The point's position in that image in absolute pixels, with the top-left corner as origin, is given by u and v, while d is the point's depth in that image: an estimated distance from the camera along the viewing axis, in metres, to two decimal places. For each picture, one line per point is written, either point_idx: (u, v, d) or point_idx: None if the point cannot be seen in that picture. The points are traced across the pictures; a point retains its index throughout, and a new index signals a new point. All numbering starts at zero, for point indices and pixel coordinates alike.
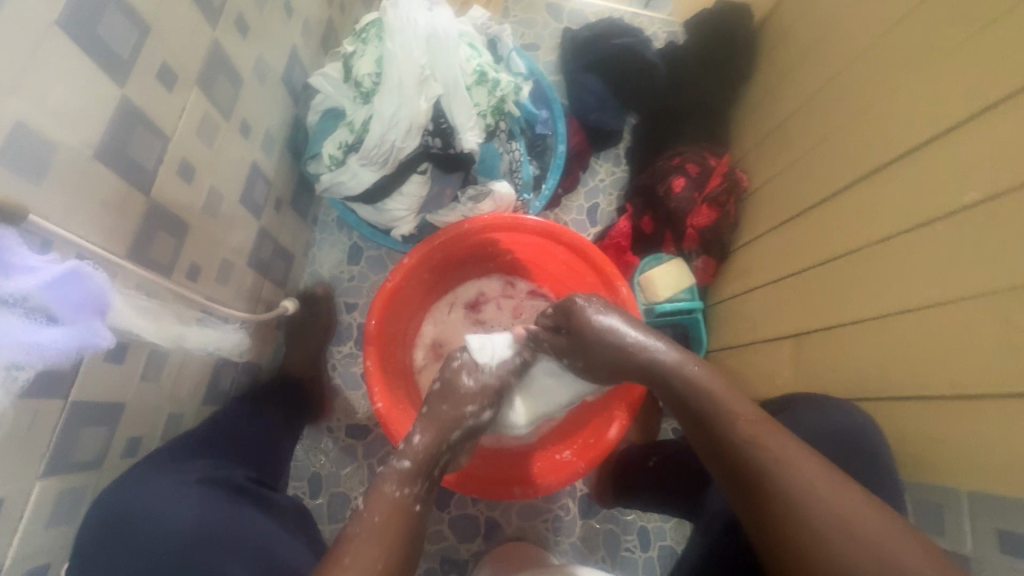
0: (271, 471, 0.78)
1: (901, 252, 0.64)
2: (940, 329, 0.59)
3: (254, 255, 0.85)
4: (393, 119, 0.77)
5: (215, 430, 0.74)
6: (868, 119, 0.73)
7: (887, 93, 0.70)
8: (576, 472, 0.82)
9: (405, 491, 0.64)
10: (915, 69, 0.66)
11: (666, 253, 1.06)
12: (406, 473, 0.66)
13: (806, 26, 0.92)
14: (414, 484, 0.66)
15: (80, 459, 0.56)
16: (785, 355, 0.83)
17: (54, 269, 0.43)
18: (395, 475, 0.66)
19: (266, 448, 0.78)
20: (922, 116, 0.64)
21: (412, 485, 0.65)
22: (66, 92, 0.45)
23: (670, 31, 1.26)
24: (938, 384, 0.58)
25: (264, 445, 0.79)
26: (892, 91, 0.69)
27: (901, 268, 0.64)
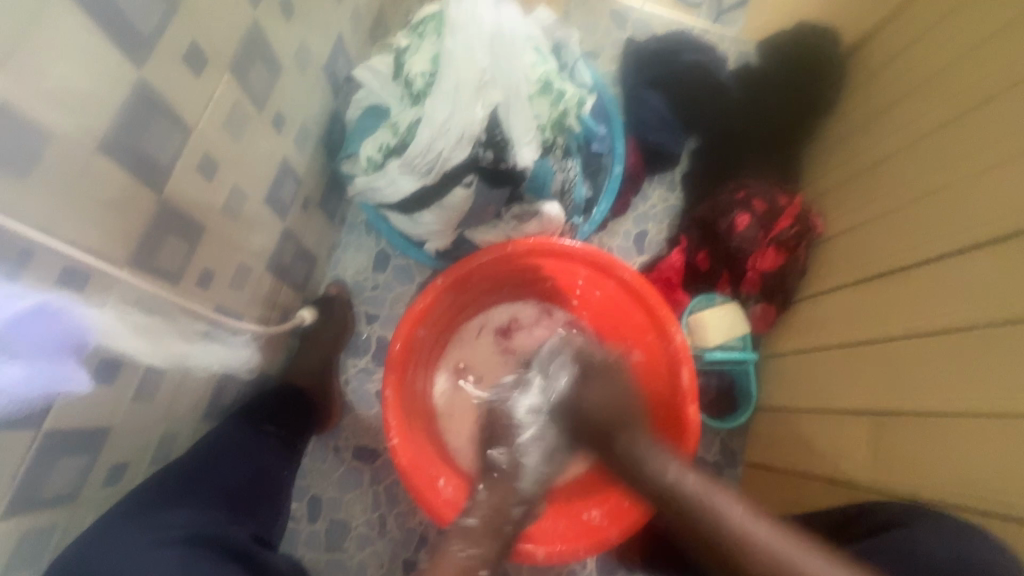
0: (273, 517, 0.70)
1: (1005, 344, 0.58)
2: None
3: (275, 259, 0.77)
4: (444, 127, 0.69)
5: (213, 461, 0.67)
6: (966, 189, 0.67)
7: (981, 168, 0.65)
8: (607, 541, 0.75)
9: (469, 552, 0.65)
10: (1019, 144, 0.61)
11: (719, 294, 0.97)
12: (473, 532, 0.67)
13: (913, 60, 0.81)
14: (480, 544, 0.66)
15: (50, 493, 0.50)
16: (861, 432, 0.74)
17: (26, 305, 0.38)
18: (461, 534, 0.67)
19: (264, 487, 0.70)
20: None
21: (478, 545, 0.66)
22: (67, 71, 0.38)
23: (741, 50, 1.16)
24: None
25: (263, 483, 0.71)
26: (989, 167, 0.65)
27: (999, 361, 0.58)
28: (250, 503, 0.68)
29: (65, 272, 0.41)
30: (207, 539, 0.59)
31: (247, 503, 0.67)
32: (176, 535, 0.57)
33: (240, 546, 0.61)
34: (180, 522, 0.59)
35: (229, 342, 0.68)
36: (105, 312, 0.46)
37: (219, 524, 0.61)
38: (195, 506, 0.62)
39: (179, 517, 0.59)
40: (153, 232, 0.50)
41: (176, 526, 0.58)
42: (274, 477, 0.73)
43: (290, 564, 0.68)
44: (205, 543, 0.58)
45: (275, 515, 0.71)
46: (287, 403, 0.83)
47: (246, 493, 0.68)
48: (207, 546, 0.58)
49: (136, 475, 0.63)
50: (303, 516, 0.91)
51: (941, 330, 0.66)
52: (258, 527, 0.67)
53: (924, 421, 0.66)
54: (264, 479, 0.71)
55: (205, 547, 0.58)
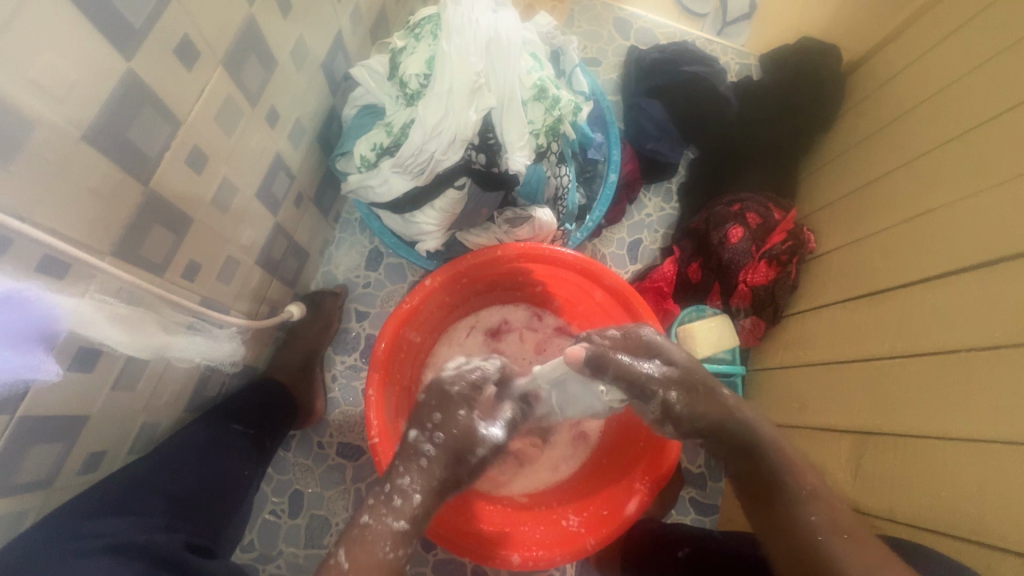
0: (217, 526, 0.68)
1: (981, 369, 0.58)
2: (1009, 467, 0.53)
3: (265, 253, 0.77)
4: (437, 128, 0.69)
5: (174, 457, 0.66)
6: (950, 215, 0.68)
7: (966, 195, 0.67)
8: (585, 548, 0.73)
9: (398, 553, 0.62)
10: (1000, 175, 0.62)
11: (710, 306, 0.97)
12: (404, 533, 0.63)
13: (913, 82, 0.82)
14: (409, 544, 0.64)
15: (24, 480, 0.50)
16: (843, 452, 0.75)
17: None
18: (387, 534, 0.63)
19: (215, 490, 0.69)
20: (1011, 225, 0.59)
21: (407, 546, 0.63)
22: (56, 62, 0.38)
23: (743, 64, 1.15)
24: (1010, 534, 0.51)
25: (218, 484, 0.69)
26: (972, 194, 0.66)
27: (974, 387, 0.59)
28: (195, 507, 0.66)
29: (44, 260, 0.42)
30: (136, 547, 0.57)
31: (191, 508, 0.65)
32: (101, 542, 0.55)
33: (171, 555, 0.59)
34: (111, 529, 0.56)
35: (213, 335, 0.68)
36: (83, 301, 0.46)
37: (152, 531, 0.59)
38: (135, 512, 0.59)
39: (110, 523, 0.57)
40: (138, 224, 0.50)
41: (103, 534, 0.56)
42: (232, 478, 0.72)
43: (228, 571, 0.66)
44: (130, 551, 0.56)
45: (224, 521, 0.69)
46: (260, 400, 0.82)
47: (192, 498, 0.66)
48: (134, 554, 0.56)
49: (113, 463, 0.63)
50: (284, 510, 0.91)
51: (926, 351, 0.66)
52: (196, 536, 0.64)
53: (906, 441, 0.66)
54: (218, 482, 0.69)
55: (133, 556, 0.56)
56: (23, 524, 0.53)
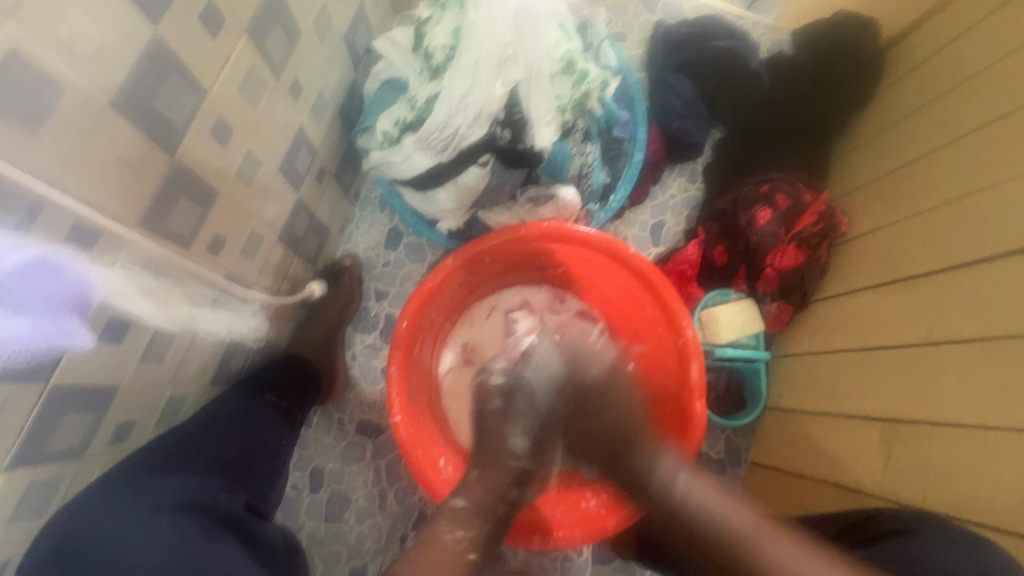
0: (265, 489, 0.70)
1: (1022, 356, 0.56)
2: None
3: (288, 229, 0.77)
4: (462, 103, 0.68)
5: (207, 427, 0.67)
6: (991, 199, 0.66)
7: (1008, 177, 0.64)
8: (605, 530, 0.76)
9: (457, 535, 0.66)
10: None
11: (735, 290, 0.95)
12: (463, 515, 0.68)
13: (960, 54, 0.77)
14: (469, 527, 0.67)
15: (58, 448, 0.51)
16: (870, 439, 0.73)
17: (21, 258, 0.37)
18: (449, 516, 0.68)
19: (260, 460, 0.70)
20: None
21: (466, 527, 0.67)
22: (84, 24, 0.37)
23: (774, 40, 1.11)
24: None
25: (259, 456, 0.71)
26: (1016, 176, 0.63)
27: (1013, 375, 0.57)
28: (246, 472, 0.68)
29: (74, 228, 0.41)
30: (201, 506, 0.60)
31: (243, 470, 0.68)
32: (171, 501, 0.58)
33: (231, 516, 0.62)
34: (177, 487, 0.60)
35: (237, 310, 0.68)
36: (113, 272, 0.46)
37: (212, 490, 0.62)
38: (194, 472, 0.62)
39: (175, 481, 0.60)
40: (166, 195, 0.50)
41: (169, 491, 0.59)
42: (271, 445, 0.73)
43: (281, 535, 0.69)
44: (198, 509, 0.59)
45: (269, 485, 0.71)
46: (283, 372, 0.82)
47: (243, 462, 0.68)
48: (196, 513, 0.59)
49: (141, 435, 0.64)
50: (304, 485, 0.92)
51: (969, 339, 0.63)
52: (251, 498, 0.67)
53: (939, 428, 0.64)
54: (261, 447, 0.71)
55: (197, 514, 0.59)
56: (59, 490, 0.54)
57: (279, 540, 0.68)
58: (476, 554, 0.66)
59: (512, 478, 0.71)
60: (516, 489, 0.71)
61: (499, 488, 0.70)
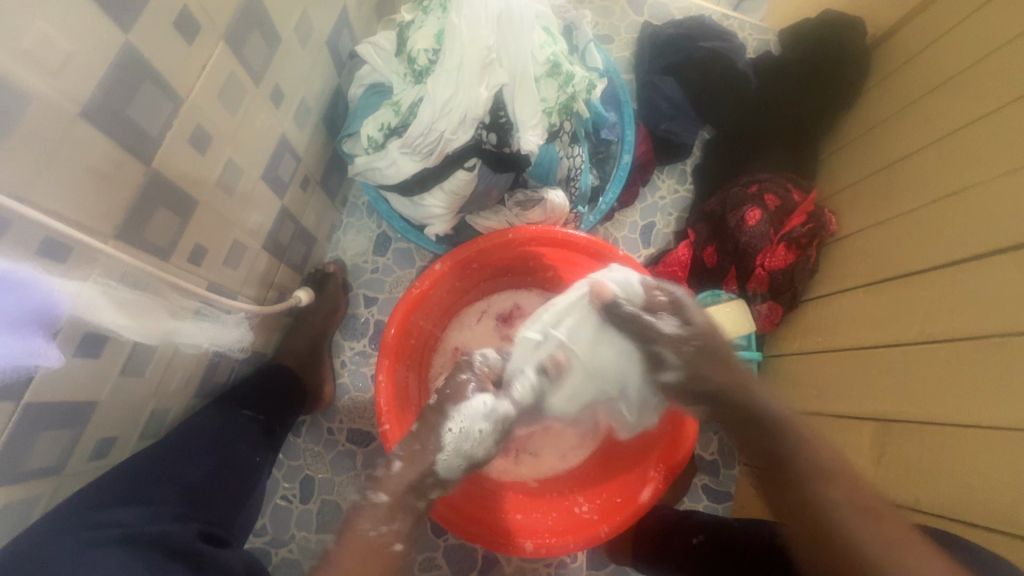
0: (231, 512, 0.68)
1: (1013, 356, 0.56)
2: None
3: (272, 237, 0.76)
4: (445, 107, 0.67)
5: (167, 453, 0.64)
6: (978, 198, 0.66)
7: (995, 176, 0.64)
8: (598, 536, 0.73)
9: (381, 530, 0.65)
10: None
11: (726, 291, 0.95)
12: (382, 510, 0.67)
13: (946, 53, 0.77)
14: (392, 520, 0.66)
15: (33, 468, 0.49)
16: (861, 440, 0.73)
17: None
18: (370, 512, 0.67)
19: (224, 482, 0.68)
20: None
21: (389, 522, 0.66)
22: (51, 33, 0.36)
23: (762, 40, 1.11)
24: None
25: (223, 479, 0.68)
26: (1003, 175, 0.63)
27: (1002, 375, 0.57)
28: (206, 495, 0.65)
29: (46, 243, 0.40)
30: (150, 538, 0.57)
31: (206, 495, 0.65)
32: (116, 532, 0.55)
33: (187, 546, 0.59)
34: (127, 517, 0.57)
35: (221, 321, 0.67)
36: (86, 287, 0.45)
37: (163, 520, 0.59)
38: (149, 502, 0.59)
39: (122, 513, 0.57)
40: (143, 206, 0.49)
41: (118, 523, 0.56)
42: (240, 463, 0.71)
43: (242, 561, 0.66)
44: (143, 541, 0.56)
45: (237, 506, 0.69)
46: (261, 385, 0.80)
47: (205, 486, 0.65)
48: (146, 544, 0.56)
49: (122, 450, 0.62)
50: (295, 495, 0.91)
51: (959, 338, 0.63)
52: (210, 522, 0.64)
53: (929, 427, 0.64)
54: (229, 469, 0.69)
55: (145, 547, 0.56)
56: (35, 511, 0.53)
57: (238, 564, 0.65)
58: (399, 546, 0.66)
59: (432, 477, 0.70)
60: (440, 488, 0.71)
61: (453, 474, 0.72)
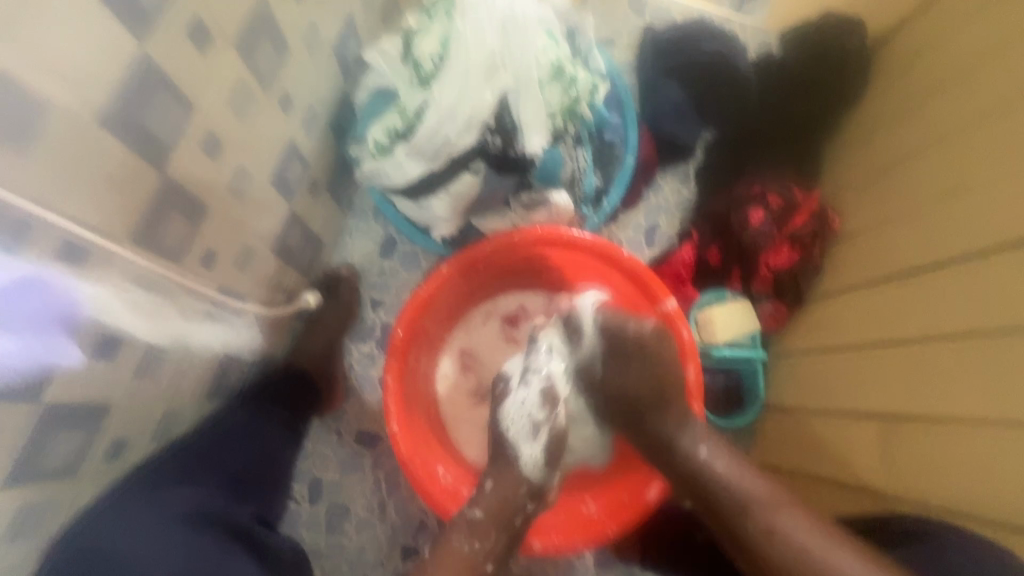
0: (270, 500, 0.74)
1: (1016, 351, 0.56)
2: None
3: (281, 241, 0.77)
4: (451, 110, 0.69)
5: (209, 443, 0.70)
6: (981, 195, 0.66)
7: (997, 172, 0.64)
8: (605, 535, 0.75)
9: (475, 546, 0.68)
10: None
11: (730, 291, 0.95)
12: (479, 527, 0.69)
13: (948, 50, 0.77)
14: (486, 537, 0.69)
15: (52, 467, 0.51)
16: (868, 437, 0.74)
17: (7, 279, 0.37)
18: (466, 528, 0.69)
19: (264, 472, 0.74)
20: None
21: (483, 540, 0.69)
22: (69, 44, 0.37)
23: (763, 41, 1.12)
24: None
25: (261, 468, 0.74)
26: (1006, 171, 0.63)
27: (1006, 370, 0.57)
28: (251, 484, 0.71)
29: (64, 246, 0.41)
30: (210, 517, 0.64)
31: (250, 484, 0.71)
32: (180, 511, 0.62)
33: (243, 527, 0.66)
34: (191, 497, 0.64)
35: (231, 323, 0.68)
36: (103, 288, 0.46)
37: (220, 504, 0.66)
38: (202, 485, 0.66)
39: (182, 494, 0.63)
40: (157, 210, 0.50)
41: (183, 502, 0.63)
42: (273, 457, 0.76)
43: (291, 545, 0.71)
44: (208, 519, 0.63)
45: (274, 496, 0.75)
46: (285, 383, 0.85)
47: (249, 473, 0.72)
48: (209, 523, 0.63)
49: (136, 453, 0.63)
50: (304, 497, 0.92)
51: (964, 334, 0.63)
52: (258, 509, 0.71)
53: (936, 424, 0.64)
54: (264, 459, 0.75)
55: (209, 526, 0.63)
56: (54, 511, 0.54)
57: (288, 551, 0.70)
58: (492, 564, 0.69)
59: (528, 486, 0.72)
60: (530, 502, 0.72)
61: (511, 497, 0.71)
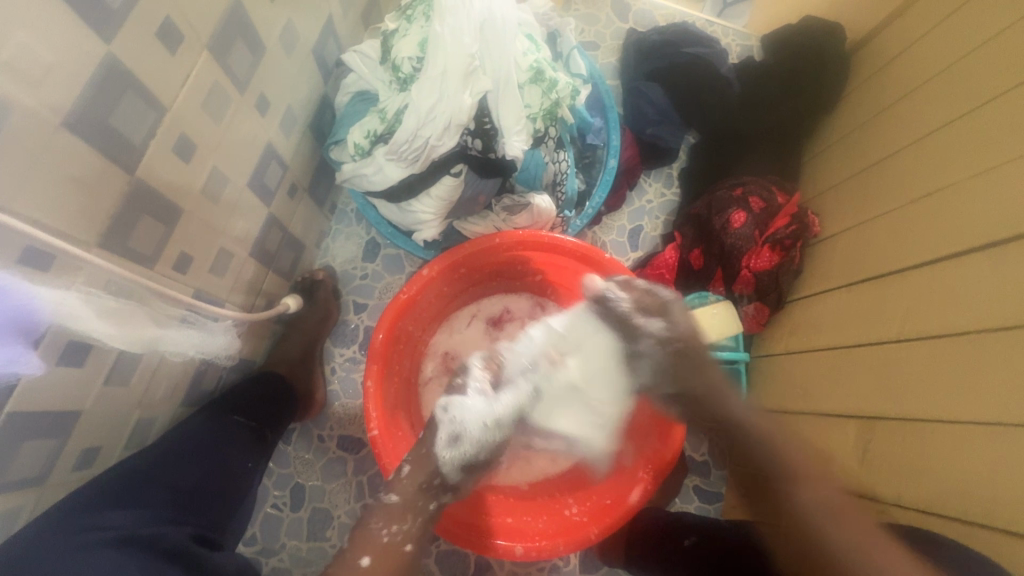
0: (222, 516, 0.67)
1: (991, 353, 0.57)
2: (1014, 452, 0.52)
3: (259, 244, 0.76)
4: (430, 113, 0.68)
5: (166, 454, 0.65)
6: (951, 198, 0.68)
7: (969, 176, 0.66)
8: (588, 538, 0.74)
9: (392, 530, 0.65)
10: (1005, 152, 0.61)
11: (712, 292, 0.96)
12: (397, 510, 0.66)
13: (922, 55, 0.79)
14: (404, 521, 0.66)
15: (16, 478, 0.49)
16: (847, 437, 0.74)
17: None
18: (383, 512, 0.66)
19: (214, 487, 0.67)
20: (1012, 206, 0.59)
21: (401, 522, 0.66)
22: (31, 43, 0.36)
23: (744, 45, 1.13)
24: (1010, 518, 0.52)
25: (213, 482, 0.67)
26: (979, 175, 0.65)
27: (976, 370, 0.58)
28: (199, 501, 0.65)
29: (25, 252, 0.40)
30: (144, 540, 0.57)
31: (196, 501, 0.65)
32: (111, 534, 0.55)
33: (181, 547, 0.59)
34: (120, 522, 0.57)
35: (208, 329, 0.68)
36: (69, 295, 0.45)
37: (157, 524, 0.59)
38: (143, 504, 0.59)
39: (120, 515, 0.57)
40: (126, 214, 0.49)
41: (113, 527, 0.56)
42: (232, 470, 0.70)
43: (234, 563, 0.65)
44: (140, 542, 0.56)
45: (229, 512, 0.69)
46: (256, 391, 0.80)
47: (197, 492, 0.65)
48: (142, 546, 0.56)
49: (108, 458, 0.62)
50: (285, 504, 0.91)
51: (936, 334, 0.65)
52: (200, 527, 0.64)
53: (908, 423, 0.65)
54: (219, 473, 0.68)
55: (143, 549, 0.56)
56: (18, 519, 0.53)
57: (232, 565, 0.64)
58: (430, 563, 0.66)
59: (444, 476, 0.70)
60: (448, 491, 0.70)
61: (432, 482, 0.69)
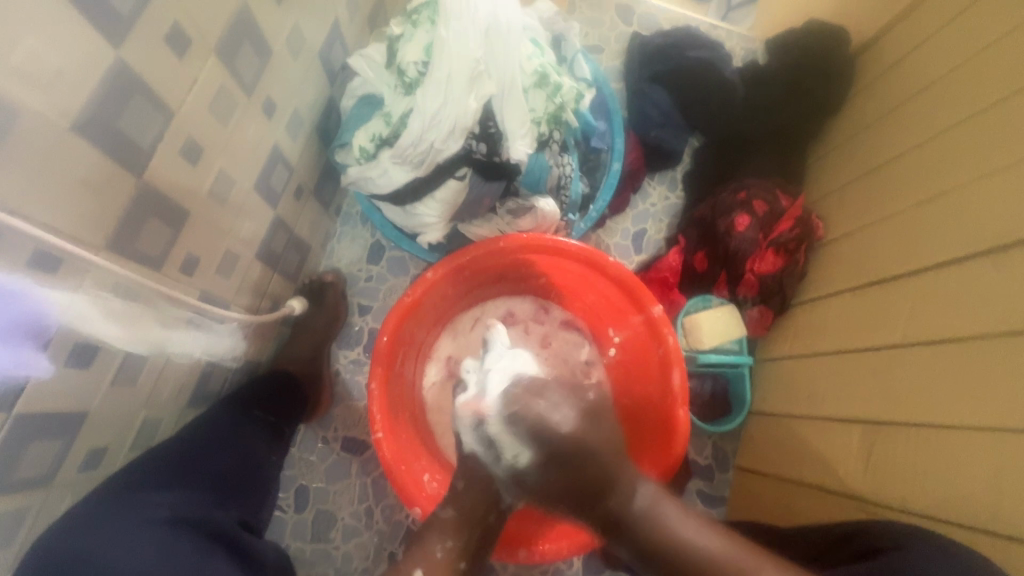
0: (256, 502, 0.70)
1: (996, 358, 0.57)
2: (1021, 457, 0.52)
3: (265, 246, 0.76)
4: (435, 118, 0.69)
5: (193, 445, 0.67)
6: (956, 202, 0.67)
7: (975, 180, 0.66)
8: (591, 541, 0.74)
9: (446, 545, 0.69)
10: (1011, 156, 0.61)
11: (716, 296, 0.95)
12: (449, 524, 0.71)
13: (926, 59, 0.79)
14: (457, 536, 0.70)
15: (25, 477, 0.50)
16: (852, 442, 0.74)
17: None
18: (437, 528, 0.71)
19: (248, 474, 0.70)
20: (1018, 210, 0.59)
21: (454, 538, 0.70)
22: (40, 47, 0.37)
23: (749, 49, 1.13)
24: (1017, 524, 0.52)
25: (246, 469, 0.70)
26: (984, 179, 0.64)
27: (982, 374, 0.58)
28: (234, 487, 0.68)
29: (36, 254, 0.41)
30: (195, 521, 0.60)
31: (233, 487, 0.68)
32: (163, 513, 0.58)
33: (226, 530, 0.62)
34: (170, 501, 0.60)
35: (213, 330, 0.68)
36: (77, 296, 0.46)
37: (205, 507, 0.62)
38: (186, 488, 0.62)
39: (166, 496, 0.60)
40: (134, 215, 0.50)
41: (162, 506, 0.59)
42: (258, 460, 0.73)
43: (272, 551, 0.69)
44: (190, 523, 0.59)
45: (260, 499, 0.71)
46: (271, 385, 0.82)
47: (233, 477, 0.68)
48: (192, 528, 0.59)
49: (115, 458, 0.63)
50: (289, 505, 0.91)
51: (941, 339, 0.64)
52: (241, 512, 0.67)
53: (914, 427, 0.65)
54: (249, 461, 0.71)
55: (190, 528, 0.59)
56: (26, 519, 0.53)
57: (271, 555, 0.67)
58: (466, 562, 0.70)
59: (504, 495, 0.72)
60: (505, 502, 0.73)
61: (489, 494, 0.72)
